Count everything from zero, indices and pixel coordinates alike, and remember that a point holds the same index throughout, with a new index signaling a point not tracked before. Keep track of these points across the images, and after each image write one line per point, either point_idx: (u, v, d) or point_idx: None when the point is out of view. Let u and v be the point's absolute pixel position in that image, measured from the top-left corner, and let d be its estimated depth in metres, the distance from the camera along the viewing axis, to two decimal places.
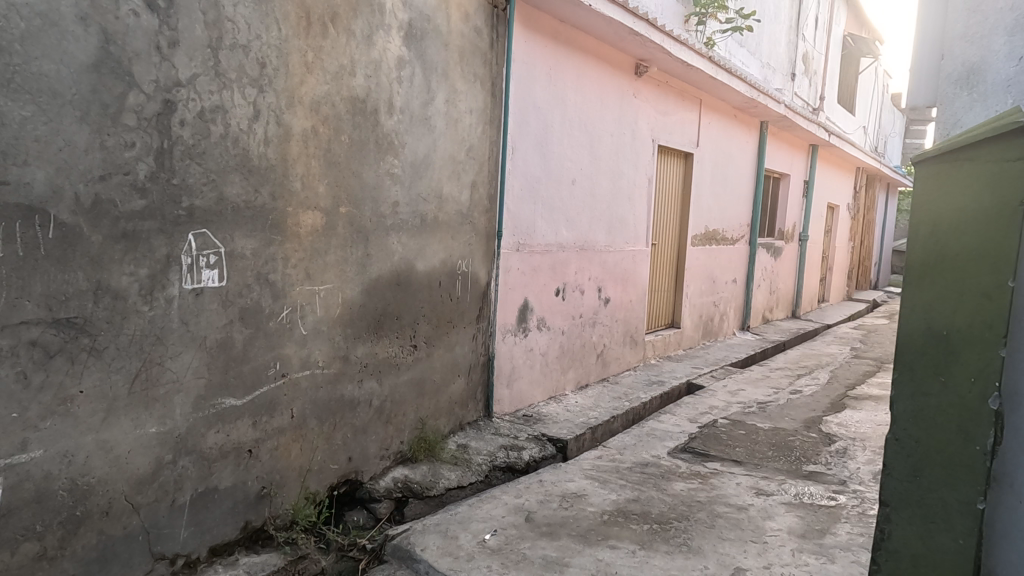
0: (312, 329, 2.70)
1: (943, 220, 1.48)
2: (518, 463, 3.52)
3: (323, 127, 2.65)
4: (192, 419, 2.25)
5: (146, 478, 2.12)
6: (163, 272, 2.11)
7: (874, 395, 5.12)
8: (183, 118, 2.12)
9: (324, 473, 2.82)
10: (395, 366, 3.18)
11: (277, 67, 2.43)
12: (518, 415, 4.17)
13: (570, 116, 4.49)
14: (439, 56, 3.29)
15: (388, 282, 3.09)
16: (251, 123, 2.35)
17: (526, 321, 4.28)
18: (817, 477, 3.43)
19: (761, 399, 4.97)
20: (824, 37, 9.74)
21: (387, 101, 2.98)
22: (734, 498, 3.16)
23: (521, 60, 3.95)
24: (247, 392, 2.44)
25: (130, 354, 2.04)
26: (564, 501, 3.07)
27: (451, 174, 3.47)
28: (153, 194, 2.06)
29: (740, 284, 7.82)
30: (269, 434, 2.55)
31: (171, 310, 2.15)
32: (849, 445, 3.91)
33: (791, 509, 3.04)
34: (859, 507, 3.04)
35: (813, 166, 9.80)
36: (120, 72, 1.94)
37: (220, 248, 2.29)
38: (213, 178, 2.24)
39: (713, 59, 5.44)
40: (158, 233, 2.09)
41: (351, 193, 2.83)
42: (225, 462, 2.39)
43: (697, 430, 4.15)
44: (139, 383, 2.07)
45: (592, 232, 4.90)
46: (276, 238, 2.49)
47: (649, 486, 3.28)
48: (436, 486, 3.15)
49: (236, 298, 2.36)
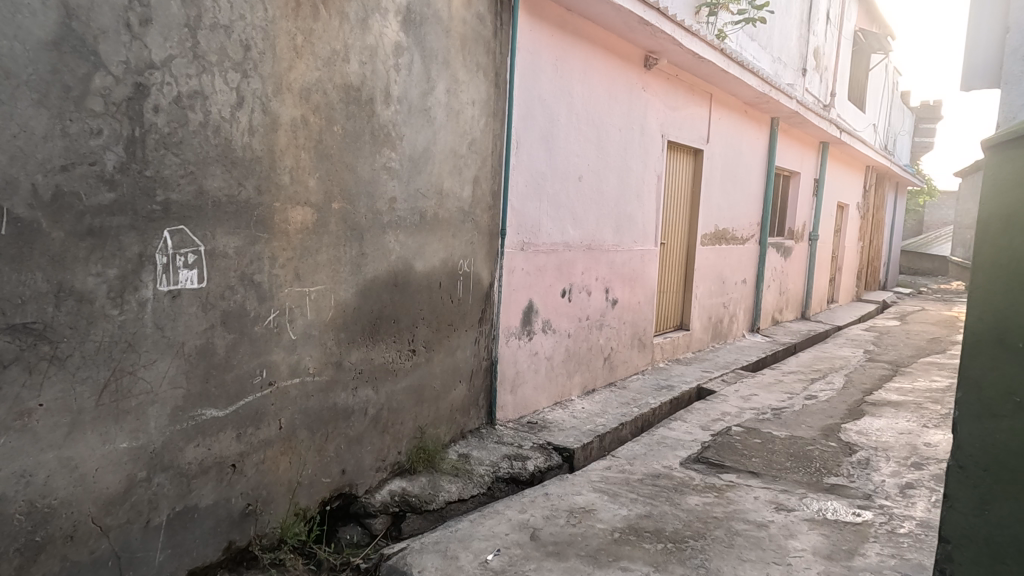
0: (302, 333, 2.51)
1: (1019, 213, 1.29)
2: (522, 475, 3.33)
3: (313, 117, 2.46)
4: (169, 433, 2.07)
5: (116, 498, 1.94)
6: (134, 272, 1.92)
7: (893, 402, 4.91)
8: (157, 103, 1.94)
9: (315, 487, 2.64)
10: (392, 372, 2.99)
11: (263, 50, 2.24)
12: (522, 422, 3.99)
13: (576, 109, 4.29)
14: (439, 44, 3.10)
15: (385, 282, 2.90)
16: (234, 111, 2.17)
17: (531, 323, 4.09)
18: (839, 491, 3.23)
19: (775, 405, 4.76)
20: (835, 32, 9.50)
21: (384, 90, 2.80)
22: (753, 514, 2.97)
23: (527, 48, 3.75)
24: (230, 403, 2.26)
25: (97, 363, 1.86)
26: (571, 517, 2.87)
27: (452, 169, 3.28)
28: (123, 186, 1.87)
29: (749, 285, 7.61)
30: (254, 447, 2.37)
31: (143, 313, 1.96)
32: (871, 455, 3.71)
33: (814, 527, 2.84)
34: (888, 525, 2.84)
35: (823, 165, 9.58)
36: (84, 50, 1.75)
37: (200, 246, 2.11)
38: (192, 170, 2.05)
39: (725, 51, 5.24)
40: (129, 229, 1.90)
41: (344, 187, 2.63)
42: (206, 478, 2.21)
43: (710, 439, 3.96)
44: (108, 395, 1.89)
45: (599, 231, 4.71)
46: (262, 235, 2.30)
47: (661, 501, 3.08)
48: (436, 500, 2.95)
49: (217, 301, 2.18)
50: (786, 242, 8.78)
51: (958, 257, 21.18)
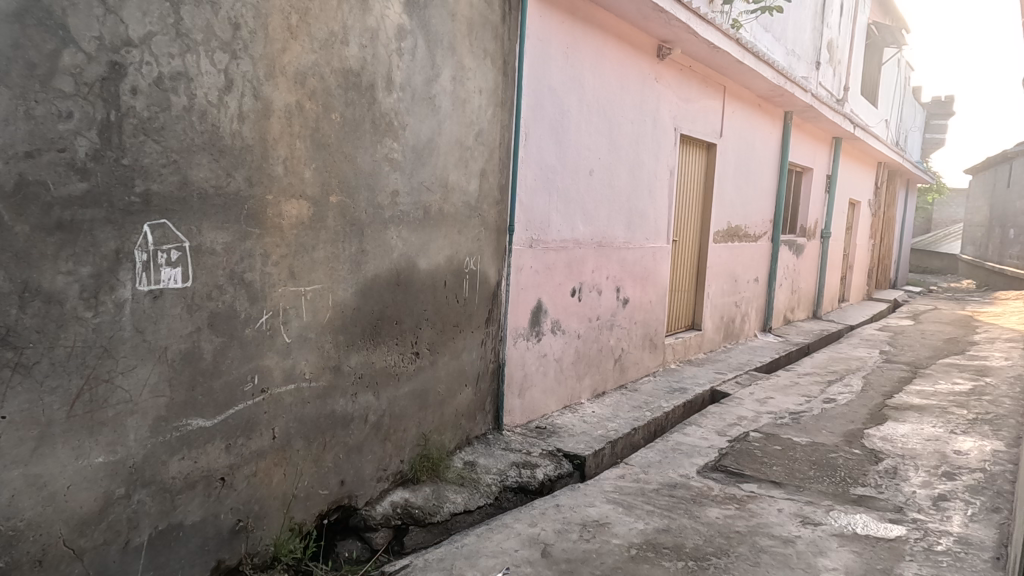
0: (297, 337, 2.34)
1: None
2: (531, 484, 3.16)
3: (309, 103, 2.29)
4: (150, 445, 1.90)
5: (91, 517, 1.77)
6: (110, 271, 1.75)
7: (916, 405, 4.71)
8: (136, 85, 1.76)
9: (311, 500, 2.47)
10: (393, 377, 2.81)
11: (254, 29, 2.07)
12: (531, 427, 3.82)
13: (588, 100, 4.11)
14: (444, 28, 2.92)
15: (386, 281, 2.73)
16: (222, 95, 1.99)
17: (540, 324, 3.91)
18: (868, 503, 3.05)
19: (793, 409, 4.58)
20: (849, 25, 9.27)
21: (386, 76, 2.62)
22: (778, 528, 2.78)
23: (537, 36, 3.57)
24: (218, 412, 2.09)
25: (68, 370, 1.69)
26: (585, 531, 2.70)
27: (458, 161, 3.11)
28: (98, 176, 1.70)
29: (761, 284, 7.41)
30: (245, 459, 2.20)
31: (121, 316, 1.79)
32: (899, 463, 3.52)
33: (844, 543, 2.65)
34: (924, 542, 2.66)
35: (836, 160, 9.37)
36: (51, 24, 1.58)
37: (184, 242, 1.93)
38: (175, 159, 1.88)
39: (740, 41, 5.04)
40: (104, 223, 1.73)
41: (342, 179, 2.46)
42: (192, 493, 2.04)
43: (727, 445, 3.77)
44: (81, 405, 1.72)
45: (610, 228, 4.52)
46: (253, 231, 2.13)
47: (680, 513, 2.90)
48: (440, 512, 2.78)
49: (203, 302, 2.00)
50: (798, 240, 8.57)
51: (968, 257, 20.86)
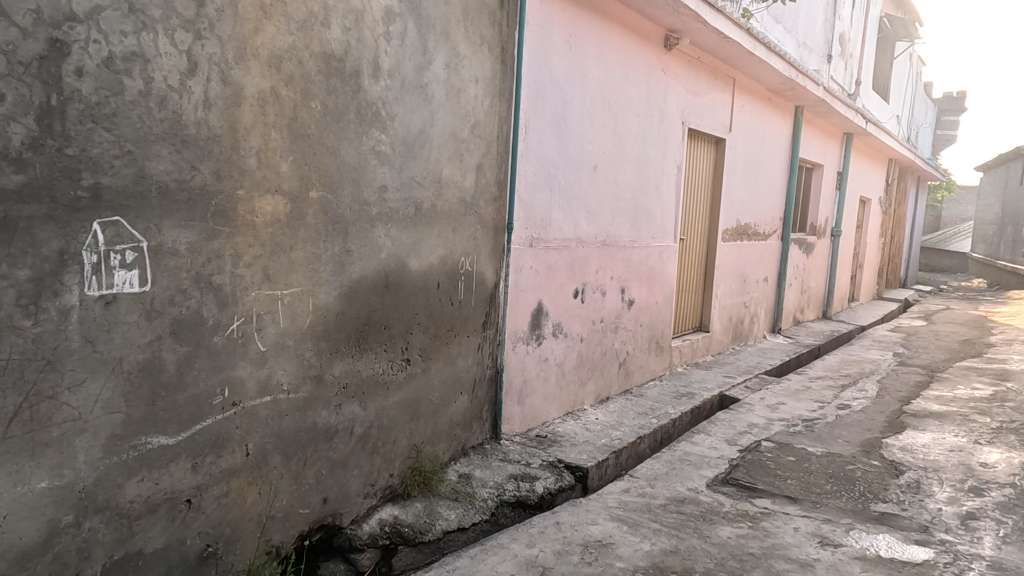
0: (273, 345, 2.15)
1: None
2: (530, 498, 2.96)
3: (286, 90, 2.10)
4: (104, 467, 1.71)
5: (34, 549, 1.59)
6: (53, 274, 1.57)
7: (935, 413, 4.48)
8: (81, 65, 1.57)
9: (290, 520, 2.28)
10: (382, 386, 2.62)
11: (221, 7, 1.87)
12: (530, 435, 3.62)
13: (591, 91, 3.90)
14: (437, 11, 2.72)
15: (374, 284, 2.53)
16: (185, 79, 1.80)
17: (540, 327, 3.71)
18: (891, 522, 2.84)
19: (806, 416, 4.37)
20: (862, 18, 9.02)
21: (373, 61, 2.42)
22: (795, 550, 2.57)
23: (537, 22, 3.36)
24: (183, 428, 1.90)
25: (4, 387, 1.51)
26: (586, 553, 2.50)
27: (453, 154, 2.91)
28: (36, 167, 1.52)
29: (771, 283, 7.19)
30: (215, 478, 2.01)
31: (67, 324, 1.61)
32: (921, 477, 3.30)
33: (867, 568, 2.45)
34: (954, 568, 2.44)
35: (847, 157, 9.13)
36: None
37: (141, 242, 1.74)
38: (130, 149, 1.69)
39: (751, 30, 4.82)
40: (45, 221, 1.54)
41: (323, 173, 2.26)
42: (154, 517, 1.85)
43: (739, 456, 3.57)
44: (19, 425, 1.54)
45: (615, 227, 4.32)
46: (221, 229, 1.94)
47: (688, 533, 2.69)
48: (432, 530, 2.59)
49: (164, 307, 1.81)
50: (809, 239, 8.34)
51: (979, 256, 20.52)
